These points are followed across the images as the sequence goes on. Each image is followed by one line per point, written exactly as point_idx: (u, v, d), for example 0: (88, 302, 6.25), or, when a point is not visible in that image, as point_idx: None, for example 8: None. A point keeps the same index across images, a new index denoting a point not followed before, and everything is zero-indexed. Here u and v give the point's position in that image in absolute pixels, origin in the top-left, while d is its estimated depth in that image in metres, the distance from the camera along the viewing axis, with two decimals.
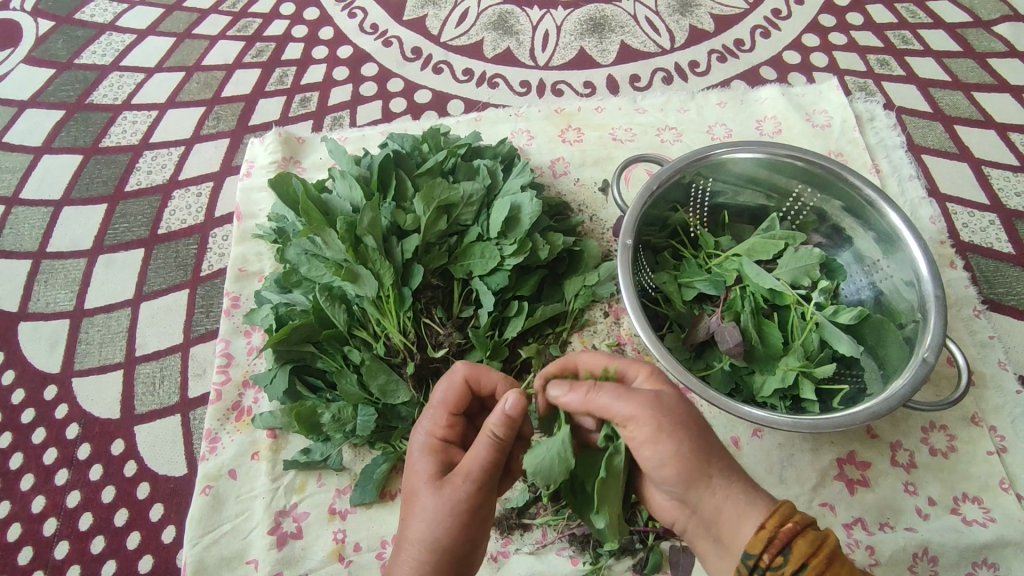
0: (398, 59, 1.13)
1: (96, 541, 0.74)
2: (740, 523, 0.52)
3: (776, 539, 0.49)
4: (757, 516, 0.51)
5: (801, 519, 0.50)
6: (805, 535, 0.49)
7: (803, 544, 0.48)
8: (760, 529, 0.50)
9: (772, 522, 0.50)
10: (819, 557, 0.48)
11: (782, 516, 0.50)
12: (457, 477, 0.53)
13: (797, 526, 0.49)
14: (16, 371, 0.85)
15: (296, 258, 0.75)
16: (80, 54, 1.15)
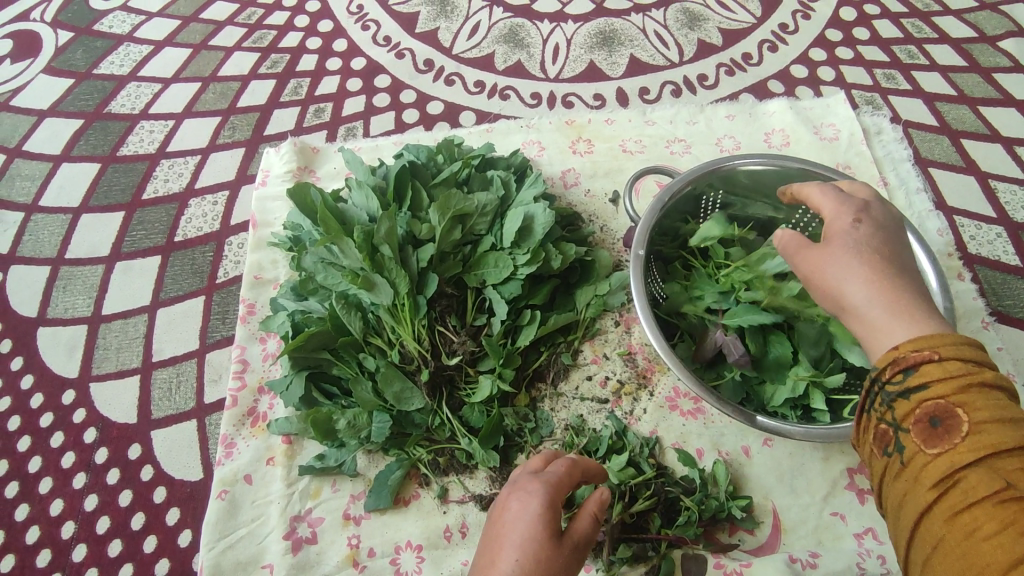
0: (410, 71, 1.15)
1: (114, 544, 0.75)
2: (876, 326, 0.51)
3: (903, 359, 0.48)
4: (898, 337, 0.50)
5: (946, 350, 0.46)
6: (945, 363, 0.46)
7: (931, 370, 0.46)
8: (892, 350, 0.49)
9: (909, 343, 0.48)
10: (950, 382, 0.45)
11: (928, 340, 0.47)
12: (562, 543, 0.51)
13: (933, 355, 0.46)
14: (35, 376, 0.86)
15: (313, 266, 0.76)
16: (98, 64, 1.17)
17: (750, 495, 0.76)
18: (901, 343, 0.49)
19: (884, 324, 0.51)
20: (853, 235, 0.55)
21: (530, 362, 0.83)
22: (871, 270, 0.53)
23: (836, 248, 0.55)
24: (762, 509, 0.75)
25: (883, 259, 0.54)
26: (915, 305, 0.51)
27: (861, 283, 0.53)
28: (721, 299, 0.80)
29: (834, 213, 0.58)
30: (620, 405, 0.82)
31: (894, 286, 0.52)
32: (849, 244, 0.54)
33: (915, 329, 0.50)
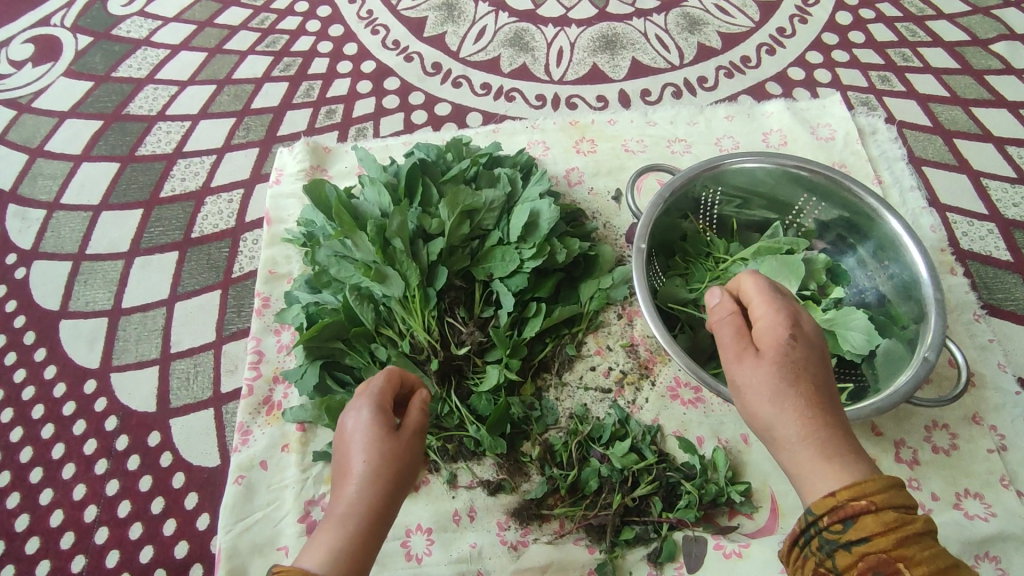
0: (419, 73, 1.19)
1: (134, 527, 0.78)
2: (802, 462, 0.51)
3: (841, 508, 0.47)
4: (833, 481, 0.49)
5: (881, 497, 0.46)
6: (882, 513, 0.46)
7: (870, 523, 0.46)
8: (829, 495, 0.48)
9: (847, 490, 0.47)
10: (889, 537, 0.45)
11: (865, 488, 0.47)
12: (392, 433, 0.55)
13: (871, 504, 0.46)
14: (57, 366, 0.89)
15: (327, 260, 0.80)
16: (117, 68, 1.20)
17: (749, 480, 0.78)
18: (837, 487, 0.48)
19: (811, 462, 0.50)
20: (789, 356, 0.52)
21: (535, 353, 0.85)
22: (802, 399, 0.51)
23: (769, 366, 0.52)
24: (760, 494, 0.78)
25: (814, 387, 0.52)
26: (842, 438, 0.51)
27: (790, 414, 0.51)
28: None
29: (770, 321, 0.55)
30: (623, 395, 0.85)
31: (816, 412, 0.51)
32: (782, 365, 0.52)
33: (845, 467, 0.49)
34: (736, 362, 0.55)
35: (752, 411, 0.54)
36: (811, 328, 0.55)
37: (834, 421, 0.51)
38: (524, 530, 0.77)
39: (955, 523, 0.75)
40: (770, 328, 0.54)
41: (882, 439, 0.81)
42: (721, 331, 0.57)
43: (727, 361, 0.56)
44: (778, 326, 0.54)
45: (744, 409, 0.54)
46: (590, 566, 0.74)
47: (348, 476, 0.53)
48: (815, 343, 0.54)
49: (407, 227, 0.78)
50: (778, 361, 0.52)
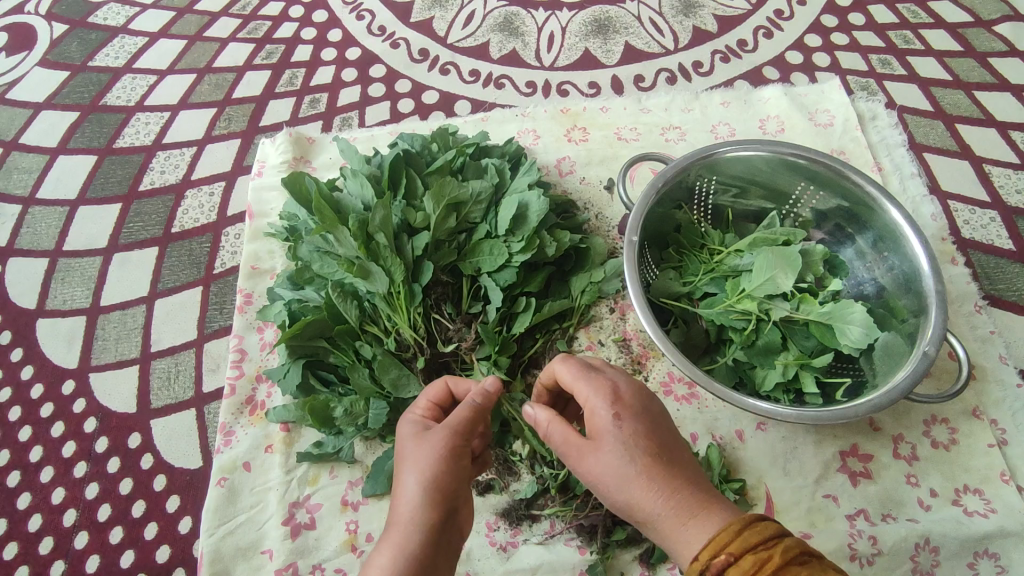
0: (405, 60, 1.15)
1: (115, 531, 0.76)
2: (670, 532, 0.51)
3: (706, 569, 0.48)
4: (697, 542, 0.49)
5: (737, 545, 0.47)
6: (741, 562, 0.46)
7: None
8: (694, 560, 0.49)
9: (706, 549, 0.48)
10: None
11: (721, 541, 0.48)
12: (435, 440, 0.56)
13: (730, 557, 0.47)
14: (35, 367, 0.87)
15: (309, 255, 0.76)
16: (93, 57, 1.17)
17: (744, 478, 0.77)
18: (700, 548, 0.49)
19: (676, 530, 0.51)
20: (623, 435, 0.53)
21: (526, 349, 0.83)
22: (646, 474, 0.52)
23: (608, 452, 0.53)
24: (755, 491, 0.76)
25: (653, 458, 0.53)
26: (694, 498, 0.52)
27: (641, 495, 0.52)
28: (713, 285, 0.81)
29: (595, 404, 0.56)
30: None
31: (663, 483, 0.52)
32: (618, 446, 0.53)
33: (705, 525, 0.50)
34: (580, 455, 0.55)
35: (611, 497, 0.54)
36: (632, 398, 0.56)
37: (683, 482, 0.52)
38: (513, 530, 0.75)
39: (954, 520, 0.74)
40: (598, 409, 0.55)
41: (880, 435, 0.79)
42: (554, 433, 0.57)
43: (572, 459, 0.56)
44: (602, 409, 0.55)
45: (602, 496, 0.54)
46: (581, 567, 0.72)
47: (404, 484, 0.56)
48: (642, 411, 0.55)
49: (391, 221, 0.75)
50: (615, 443, 0.53)
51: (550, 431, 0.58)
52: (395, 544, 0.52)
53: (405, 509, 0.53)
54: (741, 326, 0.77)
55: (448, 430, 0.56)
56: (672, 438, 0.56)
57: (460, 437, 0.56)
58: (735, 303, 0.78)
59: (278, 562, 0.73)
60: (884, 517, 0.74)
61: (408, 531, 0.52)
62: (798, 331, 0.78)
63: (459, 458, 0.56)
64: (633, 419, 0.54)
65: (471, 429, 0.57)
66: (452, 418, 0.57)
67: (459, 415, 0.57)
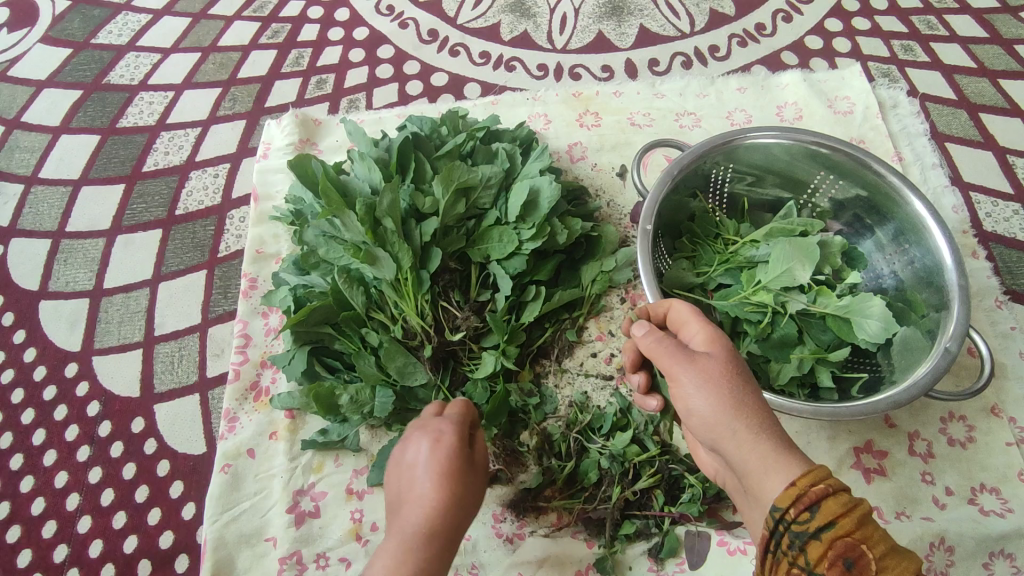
0: (414, 41, 1.12)
1: (118, 516, 0.76)
2: (758, 453, 0.50)
3: (804, 496, 0.45)
4: (790, 469, 0.48)
5: (836, 479, 0.46)
6: (839, 495, 0.45)
7: (833, 506, 0.44)
8: (790, 486, 0.47)
9: (805, 476, 0.46)
10: (850, 516, 0.44)
11: (819, 472, 0.46)
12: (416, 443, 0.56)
13: (830, 487, 0.45)
14: (38, 349, 0.86)
15: (316, 240, 0.75)
16: (96, 34, 1.14)
17: None
18: (794, 476, 0.47)
19: (771, 454, 0.49)
20: (731, 357, 0.55)
21: (534, 339, 0.82)
22: (747, 395, 0.52)
23: (698, 380, 0.54)
24: None
25: (757, 389, 0.54)
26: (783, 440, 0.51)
27: (740, 411, 0.51)
28: (728, 276, 0.80)
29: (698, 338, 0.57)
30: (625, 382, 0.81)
31: (755, 420, 0.51)
32: (727, 363, 0.54)
33: (797, 459, 0.49)
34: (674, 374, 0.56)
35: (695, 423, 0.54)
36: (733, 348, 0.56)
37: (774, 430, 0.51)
38: (520, 522, 0.74)
39: (970, 519, 0.72)
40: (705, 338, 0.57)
41: (896, 431, 0.77)
42: (661, 344, 0.58)
43: (671, 369, 0.56)
44: (718, 334, 0.57)
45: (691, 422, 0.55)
46: (589, 561, 0.72)
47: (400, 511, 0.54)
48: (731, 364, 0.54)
49: (399, 206, 0.73)
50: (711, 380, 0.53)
51: (659, 342, 0.58)
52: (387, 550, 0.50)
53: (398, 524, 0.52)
54: (756, 318, 0.75)
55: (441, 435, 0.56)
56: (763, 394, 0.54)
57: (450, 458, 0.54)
58: (750, 296, 0.76)
59: (283, 550, 0.72)
60: (898, 515, 0.73)
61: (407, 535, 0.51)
62: (814, 324, 0.76)
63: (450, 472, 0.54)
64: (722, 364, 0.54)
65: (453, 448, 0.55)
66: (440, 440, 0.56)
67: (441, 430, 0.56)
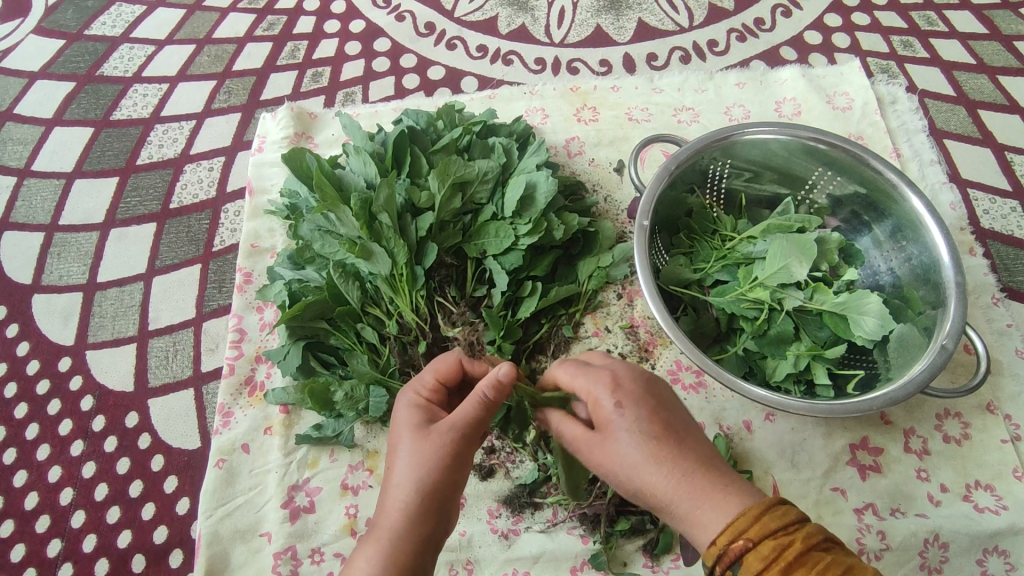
0: (411, 34, 1.11)
1: (112, 511, 0.75)
2: (685, 513, 0.49)
3: (725, 555, 0.46)
4: (713, 525, 0.48)
5: (756, 530, 0.46)
6: (760, 548, 0.45)
7: (753, 562, 0.45)
8: (711, 545, 0.47)
9: (724, 534, 0.47)
10: (773, 570, 0.44)
11: (738, 525, 0.46)
12: (438, 437, 0.54)
13: (749, 542, 0.46)
14: (30, 343, 0.85)
15: (310, 235, 0.74)
16: (90, 25, 1.13)
17: (751, 469, 0.76)
18: (717, 531, 0.47)
19: (692, 515, 0.49)
20: (629, 404, 0.53)
21: (531, 335, 0.82)
22: (662, 442, 0.51)
23: (615, 438, 0.52)
24: (762, 483, 0.75)
25: (667, 445, 0.51)
26: (711, 477, 0.50)
27: (653, 485, 0.50)
28: (725, 273, 0.79)
29: (595, 394, 0.55)
30: None
31: (678, 469, 0.50)
32: (630, 433, 0.51)
33: (725, 506, 0.48)
34: (591, 445, 0.55)
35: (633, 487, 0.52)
36: (634, 384, 0.54)
37: (703, 471, 0.50)
38: (515, 517, 0.74)
39: (965, 516, 0.72)
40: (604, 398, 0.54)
41: (891, 428, 0.77)
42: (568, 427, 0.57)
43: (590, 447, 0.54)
44: (608, 399, 0.53)
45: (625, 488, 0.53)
46: (584, 557, 0.71)
47: (393, 496, 0.54)
48: (643, 400, 0.53)
49: (395, 201, 0.72)
50: (627, 434, 0.51)
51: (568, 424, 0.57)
52: (382, 542, 0.52)
53: (396, 505, 0.53)
54: (753, 315, 0.75)
55: (459, 428, 0.55)
56: (687, 427, 0.53)
57: (465, 440, 0.55)
58: (747, 292, 0.76)
59: (277, 545, 0.72)
60: (892, 512, 0.73)
61: (395, 531, 0.52)
62: (811, 321, 0.76)
63: (460, 458, 0.55)
64: (622, 420, 0.52)
65: (478, 423, 0.56)
66: (461, 412, 0.55)
67: (468, 409, 0.55)
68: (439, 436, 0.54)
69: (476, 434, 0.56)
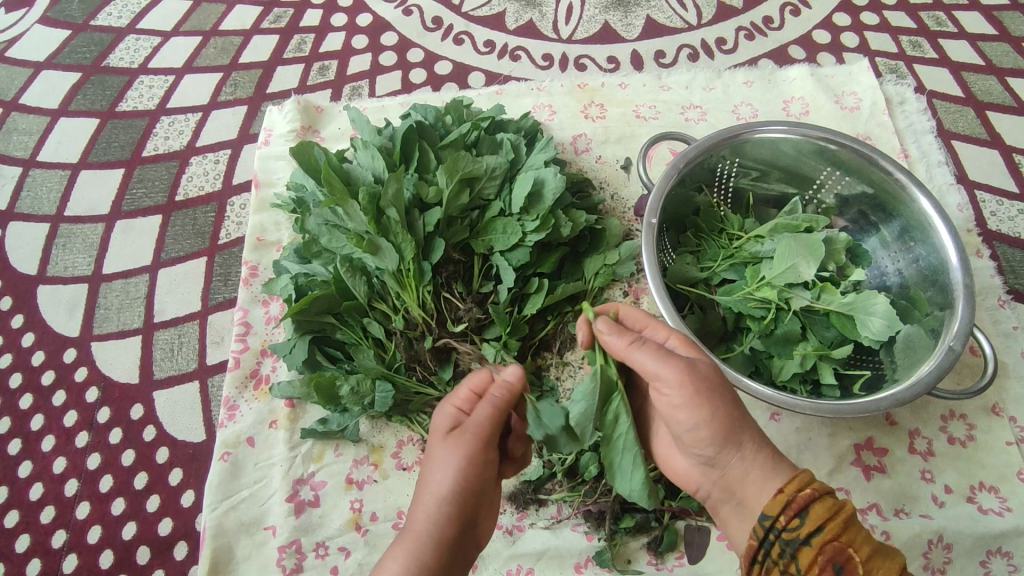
0: (418, 28, 1.11)
1: (117, 503, 0.75)
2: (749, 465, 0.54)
3: (794, 501, 0.51)
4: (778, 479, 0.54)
5: (820, 485, 0.52)
6: (824, 499, 0.51)
7: (820, 510, 0.51)
8: (778, 493, 0.52)
9: (792, 483, 0.52)
10: (836, 521, 0.50)
11: (805, 478, 0.53)
12: (462, 440, 0.55)
13: (815, 492, 0.51)
14: (35, 334, 0.85)
15: (317, 228, 0.74)
16: (96, 16, 1.13)
17: None
18: (783, 484, 0.53)
19: (761, 471, 0.54)
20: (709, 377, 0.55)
21: (537, 331, 0.82)
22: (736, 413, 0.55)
23: (702, 407, 0.54)
24: None
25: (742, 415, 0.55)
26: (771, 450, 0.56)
27: (739, 447, 0.54)
28: (732, 271, 0.79)
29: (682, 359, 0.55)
30: None
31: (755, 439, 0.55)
32: (712, 406, 0.53)
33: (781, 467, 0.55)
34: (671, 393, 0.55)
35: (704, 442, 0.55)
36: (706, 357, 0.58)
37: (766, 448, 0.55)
38: (520, 514, 0.74)
39: (969, 517, 0.72)
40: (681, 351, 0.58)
41: (896, 429, 0.77)
42: (646, 350, 0.56)
43: (657, 374, 0.55)
44: (696, 367, 0.54)
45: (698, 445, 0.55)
46: (588, 553, 0.72)
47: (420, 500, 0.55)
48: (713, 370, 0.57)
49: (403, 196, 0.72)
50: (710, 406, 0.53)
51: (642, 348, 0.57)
52: (410, 546, 0.54)
53: (422, 515, 0.54)
54: (759, 314, 0.75)
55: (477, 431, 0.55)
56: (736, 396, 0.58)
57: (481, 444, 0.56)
58: (754, 291, 0.76)
59: (282, 538, 0.72)
60: (897, 512, 0.73)
61: (421, 539, 0.54)
62: (818, 321, 0.75)
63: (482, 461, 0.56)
64: (705, 387, 0.54)
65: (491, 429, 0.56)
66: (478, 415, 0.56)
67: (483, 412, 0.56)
68: (460, 438, 0.55)
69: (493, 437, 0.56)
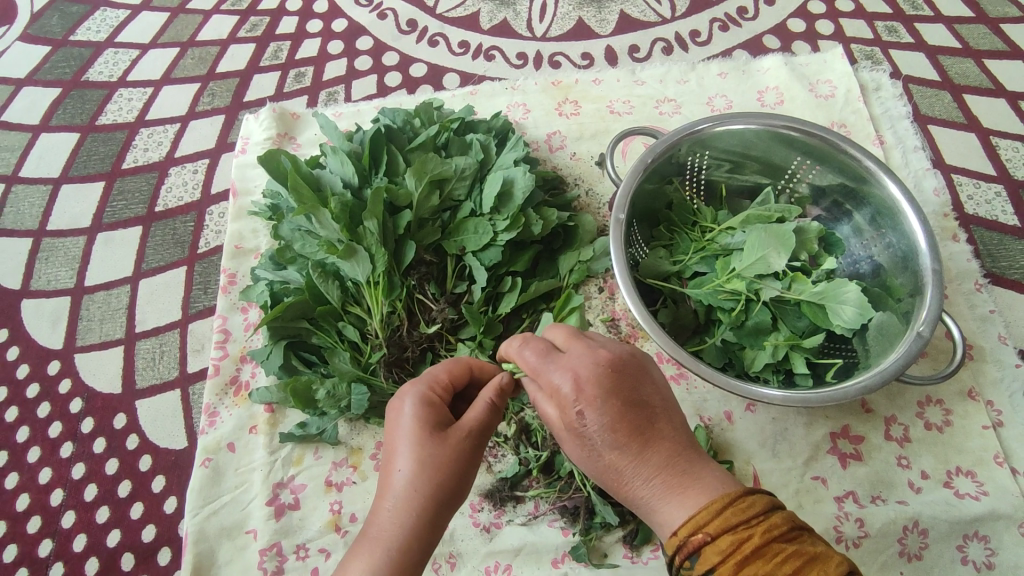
0: (393, 32, 1.12)
1: (101, 511, 0.77)
2: (650, 510, 0.53)
3: (684, 546, 0.48)
4: (676, 516, 0.50)
5: (716, 525, 0.47)
6: (717, 542, 0.47)
7: (710, 555, 0.47)
8: (673, 536, 0.50)
9: (684, 527, 0.49)
10: (728, 564, 0.46)
11: (698, 520, 0.48)
12: (449, 442, 0.55)
13: (706, 536, 0.47)
14: (20, 348, 0.87)
15: (291, 235, 0.75)
16: (75, 30, 1.14)
17: (731, 459, 0.76)
18: (677, 525, 0.50)
19: (663, 501, 0.51)
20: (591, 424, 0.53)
21: (512, 330, 0.82)
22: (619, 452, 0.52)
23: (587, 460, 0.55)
24: (742, 473, 0.76)
25: (626, 456, 0.52)
26: (680, 467, 0.52)
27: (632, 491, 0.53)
28: (703, 264, 0.79)
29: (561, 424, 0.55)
30: None
31: (648, 473, 0.52)
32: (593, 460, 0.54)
33: (681, 501, 0.50)
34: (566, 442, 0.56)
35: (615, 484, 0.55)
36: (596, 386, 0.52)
37: (669, 477, 0.51)
38: (497, 511, 0.74)
39: (945, 502, 0.72)
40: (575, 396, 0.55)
41: (872, 416, 0.77)
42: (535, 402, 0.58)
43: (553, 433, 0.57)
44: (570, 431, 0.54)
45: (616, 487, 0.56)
46: (564, 549, 0.72)
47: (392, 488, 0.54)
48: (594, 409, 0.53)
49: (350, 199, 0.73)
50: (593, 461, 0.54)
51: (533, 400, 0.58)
52: (372, 546, 0.51)
53: (392, 512, 0.52)
54: (729, 306, 0.75)
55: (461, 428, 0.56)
56: (642, 425, 0.53)
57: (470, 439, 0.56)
58: (724, 283, 0.76)
59: (263, 542, 0.73)
60: (873, 499, 0.73)
61: (392, 536, 0.51)
62: (789, 311, 0.76)
63: (464, 463, 0.55)
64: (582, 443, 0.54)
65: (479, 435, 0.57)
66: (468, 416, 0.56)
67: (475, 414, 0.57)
68: (433, 432, 0.55)
69: (481, 439, 0.57)
